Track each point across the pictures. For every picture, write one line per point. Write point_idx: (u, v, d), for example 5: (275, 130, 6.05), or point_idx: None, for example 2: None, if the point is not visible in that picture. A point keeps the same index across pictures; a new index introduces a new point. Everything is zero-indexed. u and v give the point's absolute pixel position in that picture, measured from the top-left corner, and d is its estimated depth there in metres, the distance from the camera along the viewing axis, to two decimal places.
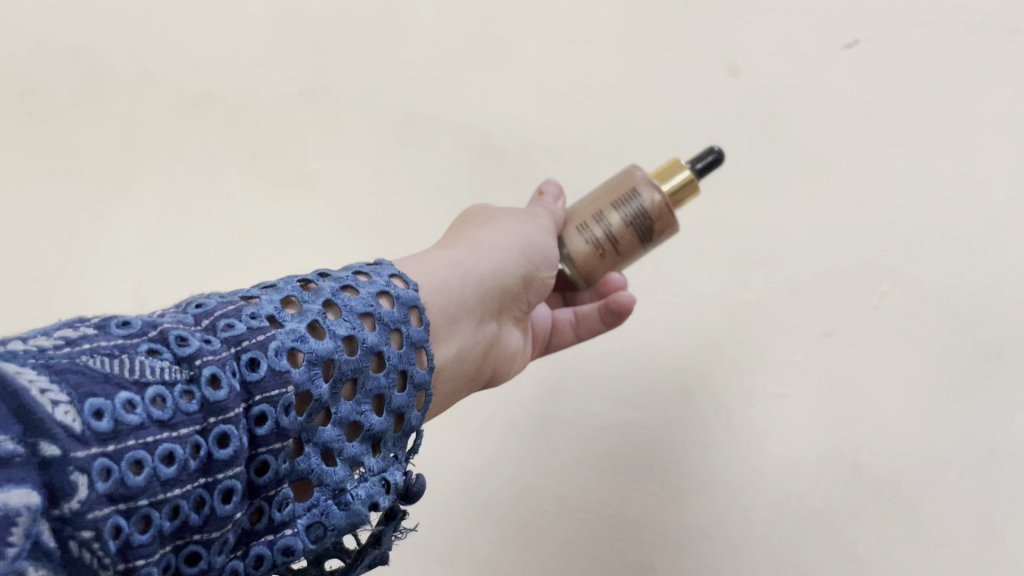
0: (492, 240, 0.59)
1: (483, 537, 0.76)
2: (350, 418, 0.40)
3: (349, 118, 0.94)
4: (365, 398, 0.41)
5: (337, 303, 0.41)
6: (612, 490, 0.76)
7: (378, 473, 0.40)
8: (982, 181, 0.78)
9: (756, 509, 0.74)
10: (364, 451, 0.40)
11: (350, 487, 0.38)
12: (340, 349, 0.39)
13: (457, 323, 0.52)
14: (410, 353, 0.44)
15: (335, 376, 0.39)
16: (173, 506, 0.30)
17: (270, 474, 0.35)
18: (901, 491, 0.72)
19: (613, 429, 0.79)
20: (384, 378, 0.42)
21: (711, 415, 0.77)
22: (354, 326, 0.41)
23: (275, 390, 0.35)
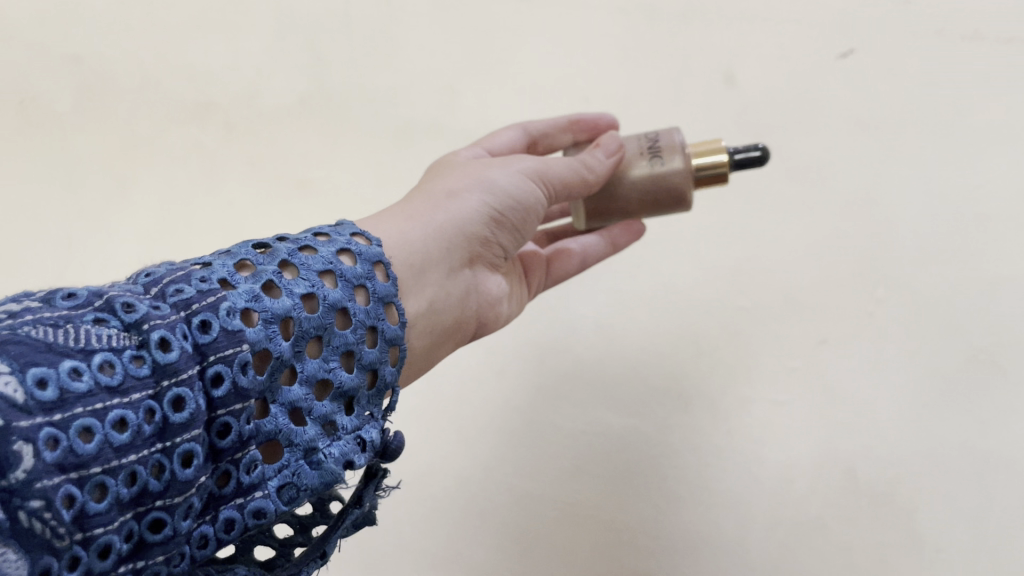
0: (452, 190, 0.58)
1: (482, 543, 0.77)
2: (318, 376, 0.40)
3: (348, 126, 0.94)
4: (332, 354, 0.41)
5: (293, 263, 0.42)
6: (609, 496, 0.77)
7: (352, 433, 0.42)
8: (978, 191, 0.79)
9: (754, 515, 0.74)
10: (336, 410, 0.41)
11: (322, 446, 0.39)
12: (299, 306, 0.40)
13: (423, 275, 0.53)
14: (378, 309, 0.45)
15: (295, 334, 0.39)
16: (129, 472, 0.30)
17: (233, 436, 0.35)
18: (897, 497, 0.72)
19: (610, 434, 0.79)
20: (352, 334, 0.42)
21: (710, 422, 0.78)
22: (313, 284, 0.41)
23: (229, 348, 0.35)
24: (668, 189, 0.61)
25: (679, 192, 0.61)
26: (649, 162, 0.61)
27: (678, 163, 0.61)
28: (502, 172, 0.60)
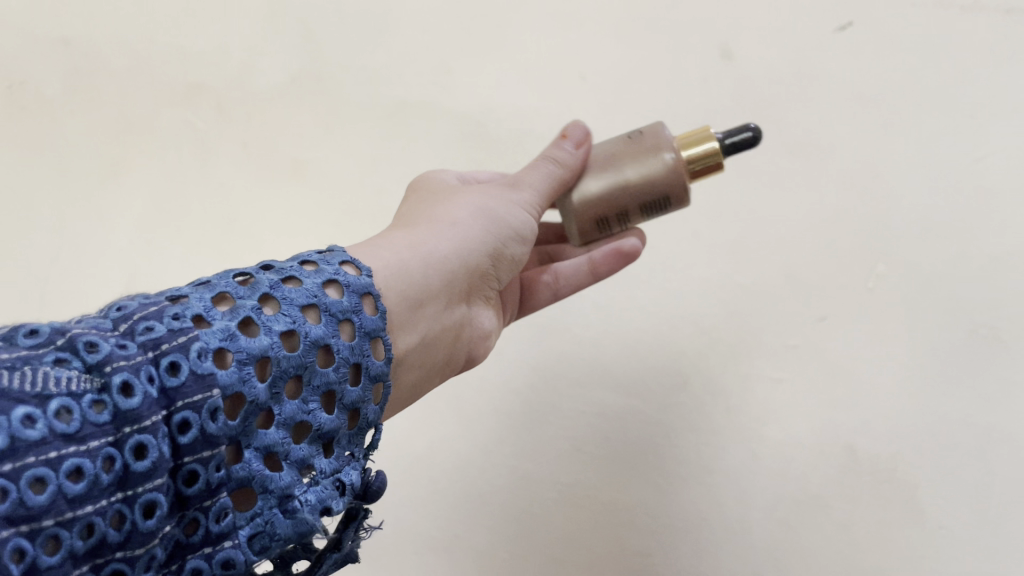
0: (458, 219, 0.57)
1: (483, 527, 0.79)
2: (296, 418, 0.40)
3: (341, 105, 0.93)
4: (312, 395, 0.41)
5: (275, 296, 0.42)
6: (611, 477, 0.78)
7: (330, 476, 0.42)
8: (981, 163, 0.77)
9: (754, 492, 0.74)
10: (313, 452, 0.41)
11: (298, 493, 0.39)
12: (277, 346, 0.39)
13: (419, 308, 0.53)
14: (364, 344, 0.45)
15: (273, 375, 0.39)
16: (85, 523, 0.31)
17: (200, 484, 0.35)
18: (897, 474, 0.72)
19: (609, 416, 0.80)
20: (333, 374, 0.42)
21: (709, 400, 0.78)
22: (295, 320, 0.41)
23: (197, 394, 0.35)
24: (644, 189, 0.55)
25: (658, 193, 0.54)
26: (637, 172, 0.55)
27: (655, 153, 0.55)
28: (512, 200, 0.59)
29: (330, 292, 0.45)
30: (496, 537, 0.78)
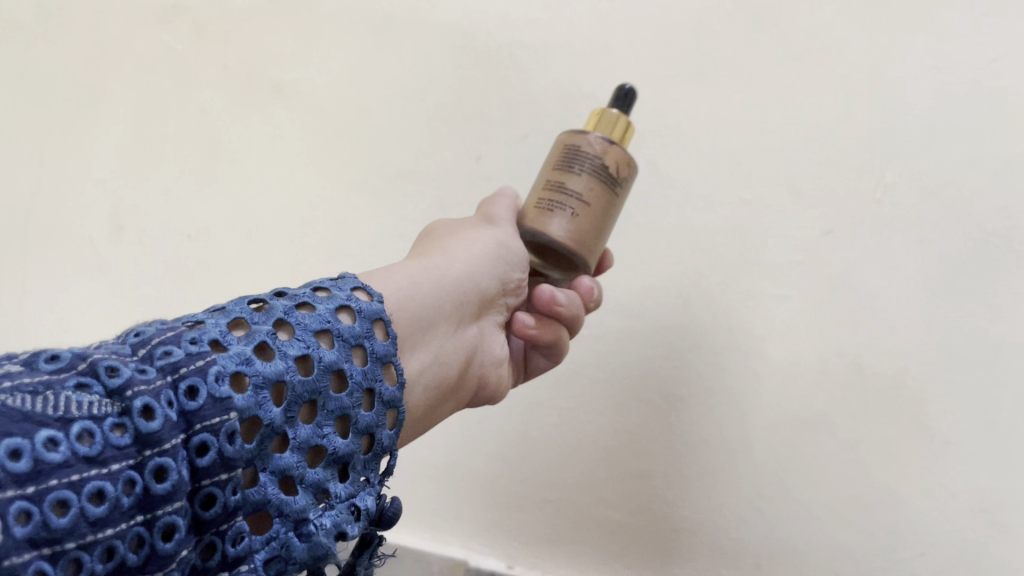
0: (462, 246, 0.61)
1: (487, 453, 0.85)
2: (311, 442, 0.40)
3: (319, 20, 0.87)
4: (327, 419, 0.41)
5: (290, 322, 0.42)
6: (609, 400, 0.80)
7: (345, 500, 0.41)
8: (1002, 56, 0.68)
9: (755, 413, 0.75)
10: (329, 477, 0.41)
11: (314, 517, 0.39)
12: (292, 369, 0.39)
13: (436, 326, 0.54)
14: (376, 369, 0.45)
15: (289, 399, 0.39)
16: (106, 547, 0.29)
17: (218, 508, 0.34)
18: (904, 390, 0.70)
19: (607, 339, 0.81)
20: (348, 398, 0.42)
21: (710, 319, 0.77)
22: (309, 344, 0.41)
23: (215, 417, 0.34)
24: (594, 159, 0.61)
25: (603, 164, 0.61)
26: (584, 167, 0.61)
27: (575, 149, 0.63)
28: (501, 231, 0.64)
29: (343, 316, 0.46)
30: (501, 464, 0.84)
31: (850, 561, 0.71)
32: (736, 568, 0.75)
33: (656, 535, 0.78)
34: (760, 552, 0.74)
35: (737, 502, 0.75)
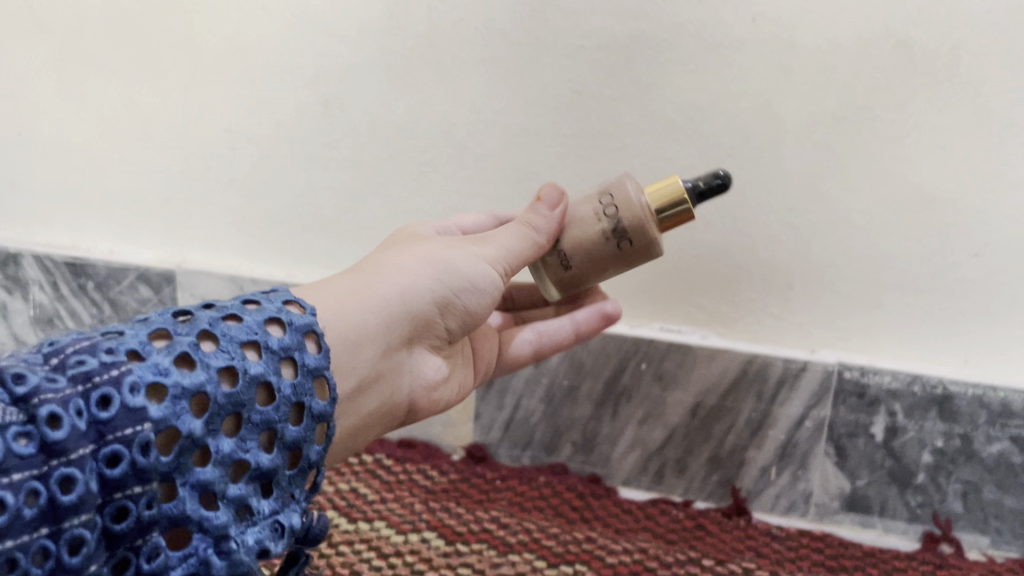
0: (412, 267, 0.49)
1: (478, 193, 0.73)
2: (234, 456, 0.34)
3: None
4: (252, 434, 0.35)
5: (215, 333, 0.37)
6: (617, 122, 0.67)
7: (270, 516, 0.35)
8: None
9: (786, 116, 0.63)
10: (252, 491, 0.35)
11: (235, 533, 0.33)
12: (214, 380, 0.34)
13: (355, 360, 0.44)
14: (307, 383, 0.39)
15: (210, 411, 0.34)
16: (5, 560, 0.27)
17: (130, 521, 0.30)
18: (960, 69, 0.59)
19: (612, 48, 0.64)
20: (274, 412, 0.36)
21: (728, 8, 0.61)
22: (234, 356, 0.36)
23: (128, 427, 0.31)
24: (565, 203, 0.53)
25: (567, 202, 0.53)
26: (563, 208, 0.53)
27: (634, 212, 0.50)
28: (472, 247, 0.51)
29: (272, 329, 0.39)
30: (498, 205, 0.72)
31: (892, 270, 0.65)
32: (764, 289, 0.69)
33: (675, 265, 0.70)
34: (792, 269, 0.67)
35: (766, 222, 0.66)
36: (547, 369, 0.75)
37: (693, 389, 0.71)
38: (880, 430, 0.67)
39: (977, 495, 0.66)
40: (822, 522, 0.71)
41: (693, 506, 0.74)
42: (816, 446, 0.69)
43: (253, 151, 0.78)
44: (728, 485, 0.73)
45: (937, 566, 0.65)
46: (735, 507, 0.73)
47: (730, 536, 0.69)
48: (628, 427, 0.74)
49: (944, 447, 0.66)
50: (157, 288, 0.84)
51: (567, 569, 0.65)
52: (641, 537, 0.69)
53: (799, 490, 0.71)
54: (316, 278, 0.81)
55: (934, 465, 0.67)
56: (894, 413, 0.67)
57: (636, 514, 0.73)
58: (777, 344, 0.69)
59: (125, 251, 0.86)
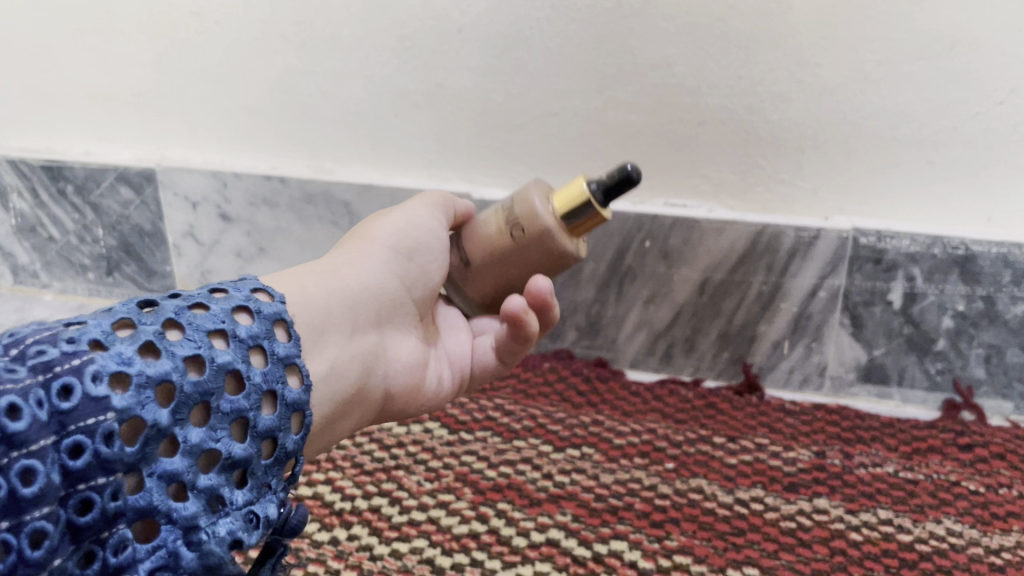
0: (354, 250, 0.47)
1: (465, 69, 0.67)
2: (204, 446, 0.31)
3: None
4: (222, 422, 0.31)
5: (180, 320, 0.32)
6: None
7: (244, 506, 0.31)
8: None
9: None
10: (223, 481, 0.31)
11: (205, 523, 0.30)
12: (180, 369, 0.30)
13: (323, 336, 0.40)
14: (279, 370, 0.34)
15: (178, 400, 0.30)
16: None
17: (96, 512, 0.27)
18: None
19: None
20: (244, 400, 0.32)
21: None
22: (200, 344, 0.32)
23: (91, 417, 0.27)
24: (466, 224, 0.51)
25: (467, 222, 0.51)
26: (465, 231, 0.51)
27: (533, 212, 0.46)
28: (412, 216, 0.49)
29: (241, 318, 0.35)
30: (487, 80, 0.67)
31: (911, 124, 0.60)
32: (774, 154, 0.64)
33: (679, 134, 0.65)
34: (803, 130, 0.62)
35: (775, 80, 0.61)
36: None
37: (700, 265, 0.68)
38: (898, 297, 0.64)
39: (1001, 359, 0.64)
40: (837, 395, 0.69)
41: (704, 385, 0.71)
42: (830, 317, 0.66)
43: (221, 39, 0.72)
44: (739, 362, 0.70)
45: (959, 434, 0.63)
46: (748, 384, 0.70)
47: (742, 412, 0.67)
48: (633, 308, 0.71)
49: (966, 311, 0.63)
50: (139, 189, 0.80)
51: (573, 453, 0.63)
52: (649, 418, 0.67)
53: (813, 363, 0.68)
54: (300, 170, 0.76)
55: (955, 329, 0.64)
56: (912, 278, 0.63)
57: (644, 396, 0.70)
58: (790, 212, 0.65)
59: (102, 152, 0.82)
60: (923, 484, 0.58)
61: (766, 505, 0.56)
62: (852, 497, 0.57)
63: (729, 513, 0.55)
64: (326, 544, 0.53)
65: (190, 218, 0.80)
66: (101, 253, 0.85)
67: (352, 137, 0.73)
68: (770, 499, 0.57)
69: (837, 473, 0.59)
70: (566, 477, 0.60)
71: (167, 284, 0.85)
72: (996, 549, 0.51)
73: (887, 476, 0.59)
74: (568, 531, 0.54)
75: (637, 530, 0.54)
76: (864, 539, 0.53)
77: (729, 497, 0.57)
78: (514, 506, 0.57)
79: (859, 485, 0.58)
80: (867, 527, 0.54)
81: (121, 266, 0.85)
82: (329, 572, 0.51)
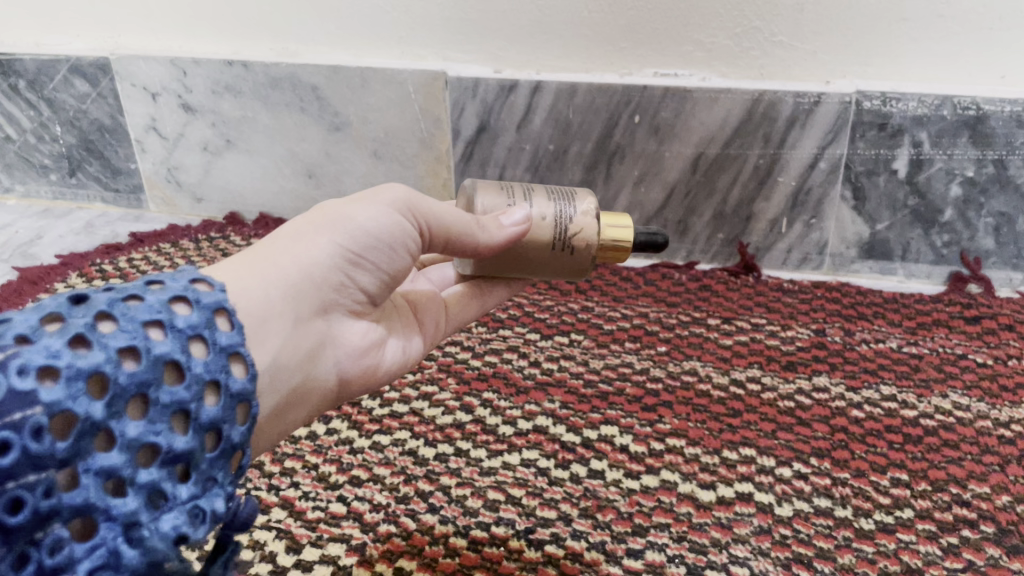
0: (315, 226, 0.35)
1: None
2: (143, 442, 0.26)
3: None
4: (163, 415, 0.26)
5: (112, 312, 0.27)
6: None
7: (190, 502, 0.27)
8: None
9: None
10: (166, 476, 0.26)
11: (147, 521, 0.25)
12: (113, 361, 0.25)
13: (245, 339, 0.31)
14: (224, 360, 0.29)
15: (111, 393, 0.25)
16: None
17: (26, 513, 0.23)
18: None
19: None
20: (185, 391, 0.27)
21: None
22: (136, 334, 0.27)
23: (15, 412, 0.23)
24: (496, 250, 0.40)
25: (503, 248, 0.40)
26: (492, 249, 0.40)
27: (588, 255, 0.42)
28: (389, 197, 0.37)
29: (182, 307, 0.29)
30: None
31: None
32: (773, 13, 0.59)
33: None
34: None
35: None
36: (529, 135, 0.66)
37: (693, 140, 0.63)
38: (903, 165, 0.60)
39: (1011, 228, 0.61)
40: (837, 273, 0.66)
41: (698, 269, 0.68)
42: (831, 190, 0.62)
43: None
44: (734, 242, 0.67)
45: (967, 306, 0.60)
46: (744, 265, 0.67)
47: (737, 294, 0.64)
48: (623, 189, 0.67)
49: (976, 177, 0.59)
50: (95, 82, 0.75)
51: (562, 340, 0.60)
52: (641, 302, 0.64)
53: (813, 241, 0.65)
54: (264, 56, 0.71)
55: (964, 198, 0.60)
56: (918, 144, 0.59)
57: (636, 281, 0.67)
58: (788, 79, 0.61)
59: (52, 43, 0.76)
60: (929, 358, 0.55)
61: (763, 384, 0.54)
62: (853, 374, 0.54)
63: (725, 394, 0.53)
64: (303, 440, 0.50)
65: (151, 111, 0.76)
66: (62, 153, 0.81)
67: (318, 18, 0.68)
68: (768, 379, 0.54)
69: (838, 350, 0.57)
70: (554, 364, 0.57)
71: (134, 183, 0.81)
72: (1006, 420, 0.49)
73: (891, 352, 0.56)
74: (556, 418, 0.52)
75: (628, 415, 0.52)
76: (866, 415, 0.50)
77: (725, 378, 0.55)
78: (500, 395, 0.54)
79: (861, 362, 0.55)
80: (870, 404, 0.51)
81: (83, 166, 0.81)
82: (306, 467, 0.48)
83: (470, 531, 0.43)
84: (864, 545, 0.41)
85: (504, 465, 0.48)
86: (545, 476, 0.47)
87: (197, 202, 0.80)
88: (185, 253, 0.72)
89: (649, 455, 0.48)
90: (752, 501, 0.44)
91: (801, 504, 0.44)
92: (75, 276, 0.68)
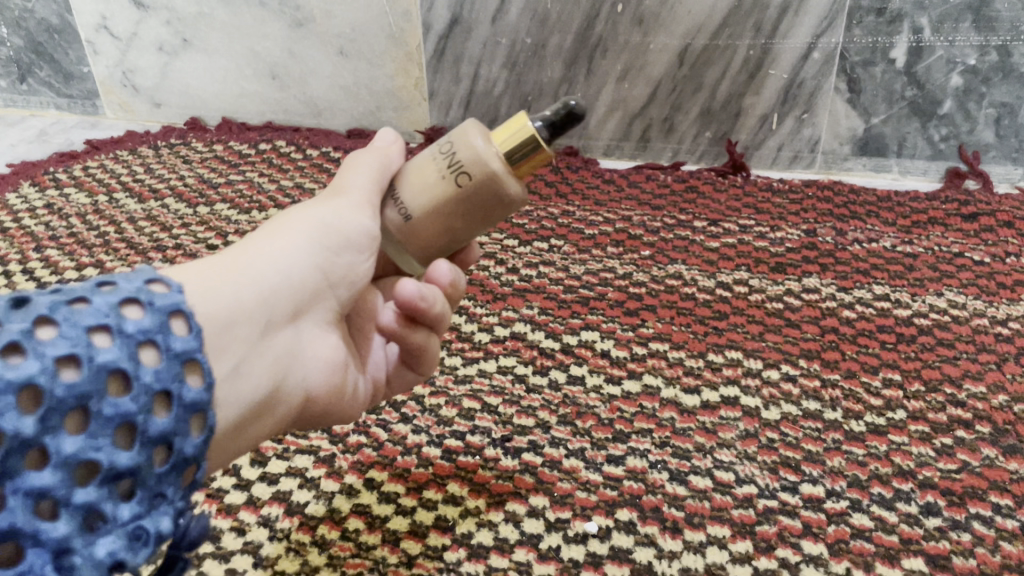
0: (295, 222, 0.30)
1: None
2: (80, 459, 0.21)
3: None
4: (106, 428, 0.21)
5: (52, 315, 0.22)
6: None
7: (132, 526, 0.22)
8: None
9: None
10: (105, 496, 0.21)
11: (80, 548, 0.20)
12: (45, 372, 0.20)
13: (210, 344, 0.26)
14: (179, 369, 0.23)
15: (44, 407, 0.20)
16: None
17: None
18: None
19: None
20: (133, 405, 0.22)
21: None
22: (77, 341, 0.21)
23: None
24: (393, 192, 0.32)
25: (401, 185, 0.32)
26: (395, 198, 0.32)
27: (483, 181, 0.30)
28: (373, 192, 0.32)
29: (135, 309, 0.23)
30: None
31: None
32: None
33: None
34: None
35: None
36: (506, 28, 0.62)
37: (679, 31, 0.59)
38: (902, 54, 0.57)
39: (1012, 120, 0.58)
40: (830, 171, 0.63)
41: (683, 170, 0.65)
42: (825, 82, 0.59)
43: None
44: (722, 140, 0.64)
45: (964, 204, 0.57)
46: (732, 165, 0.63)
47: (724, 195, 0.61)
48: (606, 86, 0.63)
49: (978, 66, 0.56)
50: None
51: (541, 246, 0.57)
52: (624, 206, 0.61)
53: (804, 138, 0.62)
54: None
55: (964, 89, 0.57)
56: (918, 30, 0.56)
57: (618, 184, 0.63)
58: None
59: None
60: (923, 257, 0.53)
61: (750, 287, 0.51)
62: (844, 275, 0.52)
63: (710, 297, 0.51)
64: None
65: (101, 8, 0.71)
66: (10, 57, 0.77)
67: None
68: (755, 281, 0.52)
69: (828, 251, 0.54)
70: (533, 270, 0.54)
71: (87, 88, 0.76)
72: (1003, 319, 0.47)
73: (883, 252, 0.53)
74: (535, 324, 0.49)
75: (610, 319, 0.49)
76: (858, 315, 0.48)
77: (711, 281, 0.52)
78: (476, 302, 0.52)
79: (853, 262, 0.53)
80: (861, 304, 0.49)
81: (33, 71, 0.77)
82: None
83: (444, 441, 0.41)
84: (854, 448, 0.40)
85: (480, 373, 0.46)
86: (522, 383, 0.45)
87: (155, 107, 0.76)
88: (143, 161, 0.68)
89: (631, 360, 0.46)
90: (738, 405, 0.42)
91: (789, 407, 0.42)
92: (28, 186, 0.65)
